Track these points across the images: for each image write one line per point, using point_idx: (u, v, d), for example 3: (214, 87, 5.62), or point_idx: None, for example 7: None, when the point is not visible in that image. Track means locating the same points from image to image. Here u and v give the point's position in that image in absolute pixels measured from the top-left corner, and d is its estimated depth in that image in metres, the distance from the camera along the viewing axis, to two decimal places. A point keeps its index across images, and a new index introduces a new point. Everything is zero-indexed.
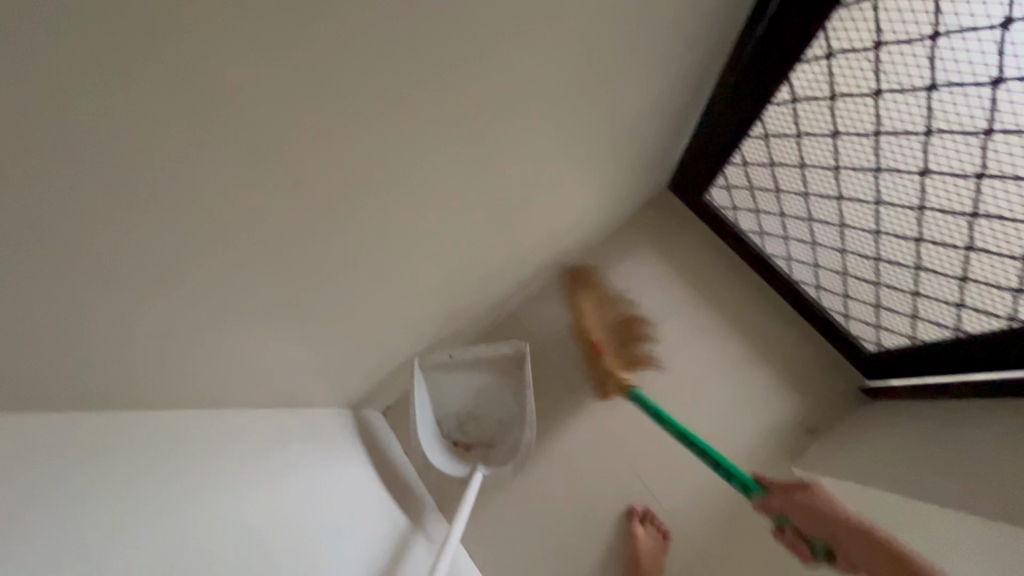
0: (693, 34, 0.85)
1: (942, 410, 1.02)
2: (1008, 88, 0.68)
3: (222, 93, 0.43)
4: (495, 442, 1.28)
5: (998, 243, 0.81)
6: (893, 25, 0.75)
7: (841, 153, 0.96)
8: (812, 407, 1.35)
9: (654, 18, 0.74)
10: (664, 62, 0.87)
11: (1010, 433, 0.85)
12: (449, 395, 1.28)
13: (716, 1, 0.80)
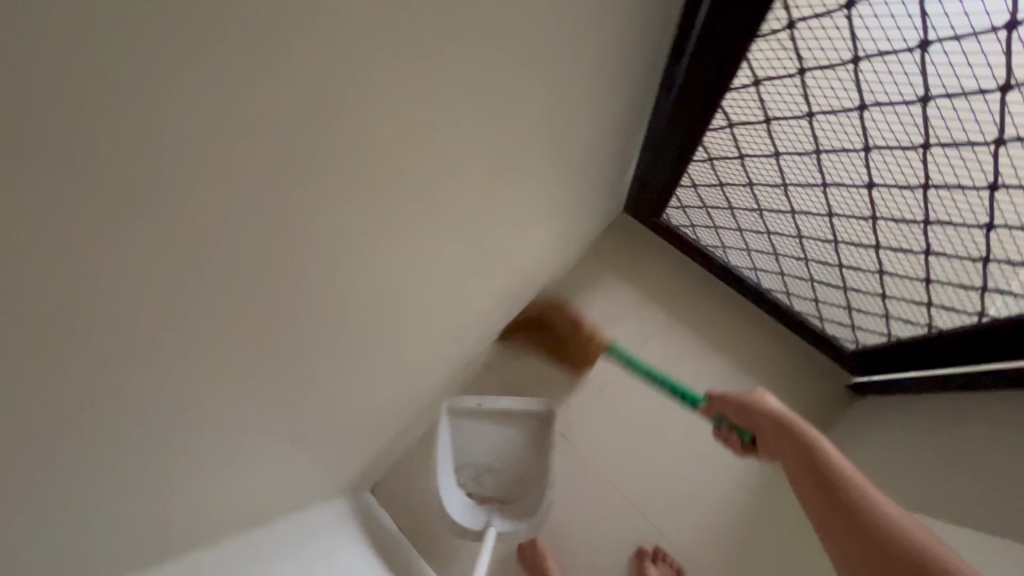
0: (623, 85, 0.88)
1: (931, 405, 1.05)
2: (938, 105, 0.66)
3: (196, 255, 0.40)
4: (511, 497, 1.26)
5: (955, 246, 0.81)
6: (814, 52, 0.73)
7: (787, 172, 0.96)
8: (804, 413, 1.37)
9: (581, 78, 0.77)
10: (601, 114, 0.90)
11: (995, 423, 0.87)
12: (473, 443, 1.27)
13: (639, 56, 0.83)
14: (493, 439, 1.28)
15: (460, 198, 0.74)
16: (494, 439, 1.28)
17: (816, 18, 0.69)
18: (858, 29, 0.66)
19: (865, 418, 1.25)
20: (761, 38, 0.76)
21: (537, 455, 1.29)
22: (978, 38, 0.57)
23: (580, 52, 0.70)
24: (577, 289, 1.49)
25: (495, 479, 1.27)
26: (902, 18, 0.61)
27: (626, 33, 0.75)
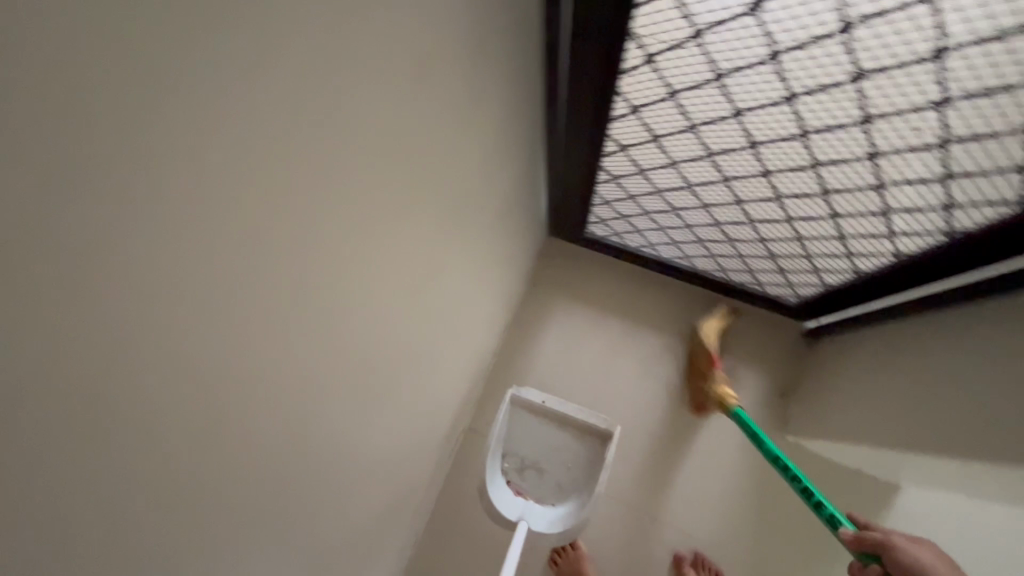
0: (516, 140, 0.87)
1: (881, 335, 1.12)
2: (803, 102, 0.69)
3: None
4: (549, 500, 1.19)
5: (856, 207, 0.86)
6: (678, 78, 0.75)
7: (688, 176, 0.99)
8: (774, 370, 1.43)
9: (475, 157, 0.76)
10: (499, 174, 0.89)
11: (935, 340, 0.94)
12: (530, 434, 1.23)
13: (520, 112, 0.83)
14: (550, 437, 1.23)
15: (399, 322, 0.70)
16: (548, 435, 1.23)
17: (669, 49, 0.70)
18: (711, 52, 0.67)
19: (826, 360, 1.31)
20: (625, 74, 0.77)
21: (584, 463, 1.21)
22: (820, 44, 0.60)
23: (474, 139, 0.70)
24: (535, 320, 1.49)
25: (540, 480, 1.20)
26: (746, 37, 0.63)
27: (505, 101, 0.75)
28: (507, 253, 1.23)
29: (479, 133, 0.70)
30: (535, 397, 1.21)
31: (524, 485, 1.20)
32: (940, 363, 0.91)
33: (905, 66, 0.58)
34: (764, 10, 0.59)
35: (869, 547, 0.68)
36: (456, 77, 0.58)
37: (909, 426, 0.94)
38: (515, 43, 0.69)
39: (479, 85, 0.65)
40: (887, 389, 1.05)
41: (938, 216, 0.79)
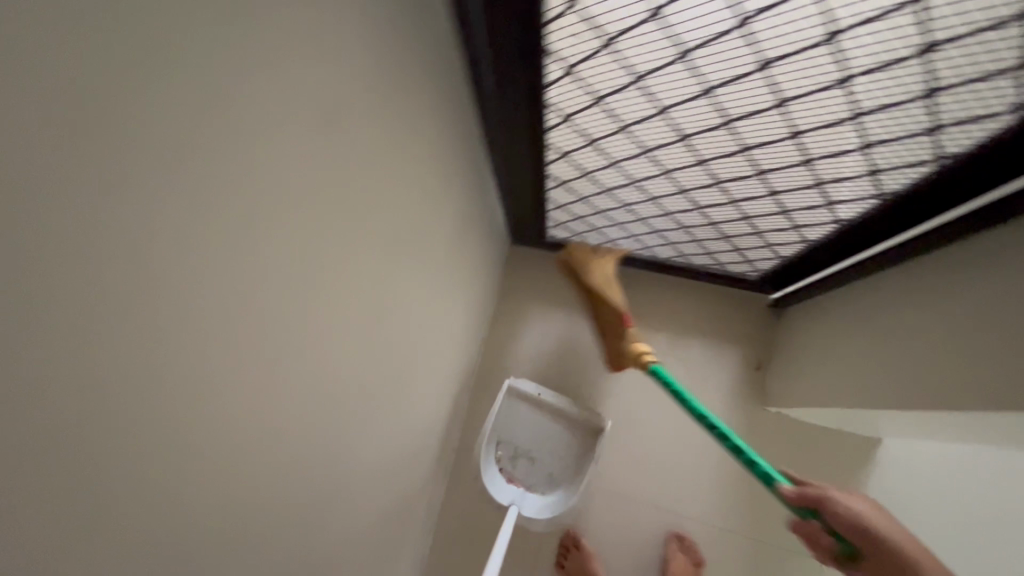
0: (458, 161, 0.89)
1: (839, 298, 1.15)
2: (720, 93, 0.71)
3: None
4: (537, 488, 1.28)
5: (792, 183, 0.89)
6: (600, 84, 0.76)
7: (631, 173, 1.01)
8: (747, 345, 1.46)
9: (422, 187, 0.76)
10: (449, 197, 0.90)
11: (886, 298, 0.97)
12: (524, 426, 1.31)
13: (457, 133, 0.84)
14: (544, 429, 1.31)
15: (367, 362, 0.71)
16: (540, 427, 1.31)
17: (585, 58, 0.71)
18: (624, 58, 0.69)
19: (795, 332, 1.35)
20: (550, 86, 0.79)
21: (574, 455, 1.29)
22: (724, 38, 0.62)
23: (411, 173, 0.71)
24: (510, 329, 1.51)
25: (531, 469, 1.29)
26: (653, 40, 0.65)
27: (438, 128, 0.76)
28: (470, 270, 1.25)
29: (415, 167, 0.71)
30: (533, 390, 1.31)
31: (516, 473, 1.28)
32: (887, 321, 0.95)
33: (803, 51, 0.60)
34: (664, 13, 0.61)
35: (811, 504, 0.73)
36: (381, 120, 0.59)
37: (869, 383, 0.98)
38: (438, 76, 0.70)
39: (409, 123, 0.66)
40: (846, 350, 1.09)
41: (868, 181, 0.82)
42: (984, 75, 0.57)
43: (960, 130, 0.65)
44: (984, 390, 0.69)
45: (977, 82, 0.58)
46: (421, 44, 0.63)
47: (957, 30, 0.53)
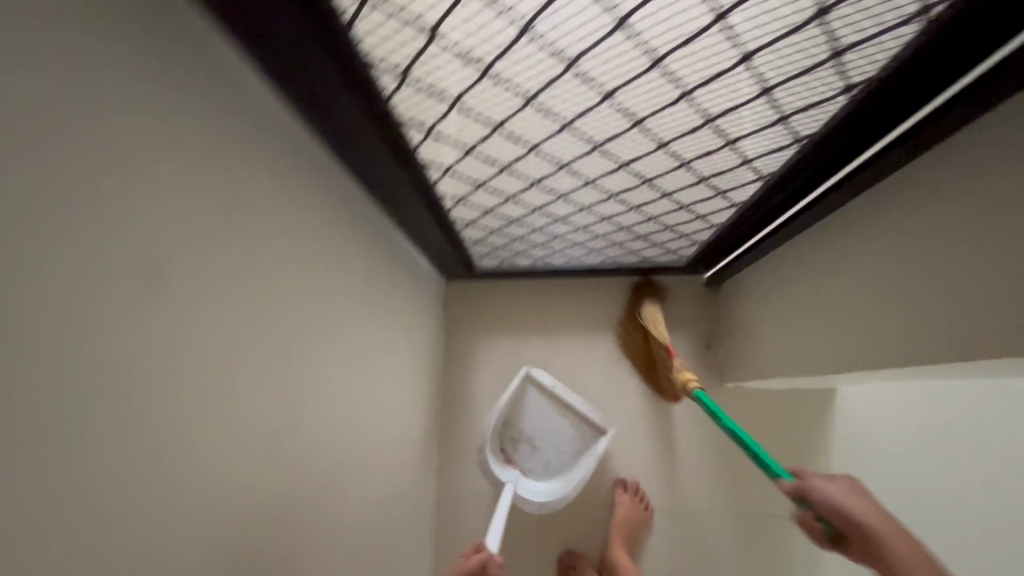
0: (354, 236, 0.86)
1: (763, 271, 1.16)
2: (579, 125, 0.71)
3: None
4: (531, 472, 1.33)
5: (679, 181, 0.91)
6: (465, 138, 0.76)
7: (530, 201, 1.01)
8: (696, 327, 1.45)
9: (317, 280, 0.74)
10: (353, 273, 0.88)
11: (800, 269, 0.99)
12: (534, 413, 1.34)
13: (344, 211, 0.81)
14: (551, 420, 1.34)
15: (290, 478, 0.68)
16: (545, 419, 1.34)
17: (439, 119, 0.71)
18: (477, 113, 0.69)
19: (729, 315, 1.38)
20: (418, 148, 0.78)
21: (573, 450, 1.34)
22: (561, 81, 0.62)
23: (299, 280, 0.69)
24: (463, 369, 1.50)
25: (530, 455, 1.33)
26: (498, 95, 0.65)
27: (320, 216, 0.73)
28: (406, 328, 1.24)
29: (302, 271, 0.70)
30: (549, 383, 1.31)
31: (515, 455, 1.33)
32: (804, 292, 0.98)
33: (637, 78, 0.61)
34: (494, 72, 0.60)
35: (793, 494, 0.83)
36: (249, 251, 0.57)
37: (797, 355, 1.02)
38: (299, 168, 0.67)
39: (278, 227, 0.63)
40: (776, 322, 1.11)
41: (745, 167, 0.85)
42: (806, 68, 0.60)
43: (806, 113, 0.69)
44: (883, 355, 0.74)
45: (805, 73, 0.61)
46: (273, 155, 0.61)
47: (768, 37, 0.55)
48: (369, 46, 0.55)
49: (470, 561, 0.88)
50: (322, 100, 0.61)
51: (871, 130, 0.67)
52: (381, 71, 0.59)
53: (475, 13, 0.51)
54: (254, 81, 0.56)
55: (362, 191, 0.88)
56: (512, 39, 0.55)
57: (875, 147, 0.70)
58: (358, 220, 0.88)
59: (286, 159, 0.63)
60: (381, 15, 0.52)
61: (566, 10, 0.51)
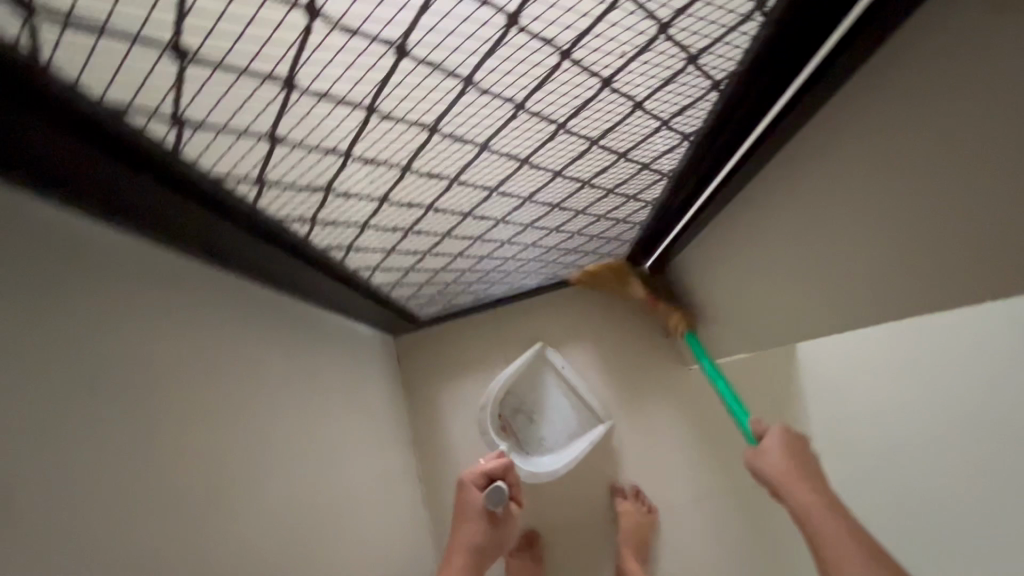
0: (259, 340, 0.80)
1: (695, 253, 1.15)
2: (466, 176, 0.68)
3: None
4: (524, 446, 1.31)
5: (589, 196, 0.90)
6: (356, 216, 0.71)
7: (448, 250, 0.98)
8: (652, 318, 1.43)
9: (213, 405, 0.66)
10: (272, 377, 0.81)
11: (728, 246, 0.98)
12: (540, 390, 1.33)
13: (236, 320, 0.75)
14: (555, 401, 1.33)
15: None
16: (547, 396, 1.33)
17: (319, 209, 0.66)
18: (356, 194, 0.65)
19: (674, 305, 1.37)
20: (308, 238, 0.73)
21: (571, 434, 1.32)
22: (430, 145, 0.58)
23: (198, 421, 0.63)
24: (435, 421, 1.45)
25: (528, 428, 1.31)
26: (371, 173, 0.61)
27: (201, 337, 0.66)
28: (363, 403, 1.18)
29: (189, 406, 0.62)
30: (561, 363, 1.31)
31: (514, 426, 1.30)
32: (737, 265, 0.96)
33: (508, 124, 0.59)
34: (356, 155, 0.56)
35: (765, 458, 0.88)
36: (108, 419, 0.51)
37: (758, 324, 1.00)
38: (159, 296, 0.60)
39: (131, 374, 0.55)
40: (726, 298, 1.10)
41: (645, 170, 0.86)
42: (668, 77, 0.60)
43: (683, 112, 0.70)
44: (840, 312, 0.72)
45: (669, 81, 0.61)
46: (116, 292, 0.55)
47: (622, 60, 0.54)
48: (206, 167, 0.49)
49: (490, 464, 1.00)
50: (175, 225, 0.55)
51: (744, 120, 0.66)
52: (235, 184, 0.54)
53: (311, 109, 0.47)
54: (81, 230, 0.51)
55: (258, 291, 0.82)
56: (361, 122, 0.50)
57: (753, 136, 0.69)
58: (261, 325, 0.81)
59: (140, 298, 0.58)
60: (207, 136, 0.46)
61: (407, 85, 0.47)
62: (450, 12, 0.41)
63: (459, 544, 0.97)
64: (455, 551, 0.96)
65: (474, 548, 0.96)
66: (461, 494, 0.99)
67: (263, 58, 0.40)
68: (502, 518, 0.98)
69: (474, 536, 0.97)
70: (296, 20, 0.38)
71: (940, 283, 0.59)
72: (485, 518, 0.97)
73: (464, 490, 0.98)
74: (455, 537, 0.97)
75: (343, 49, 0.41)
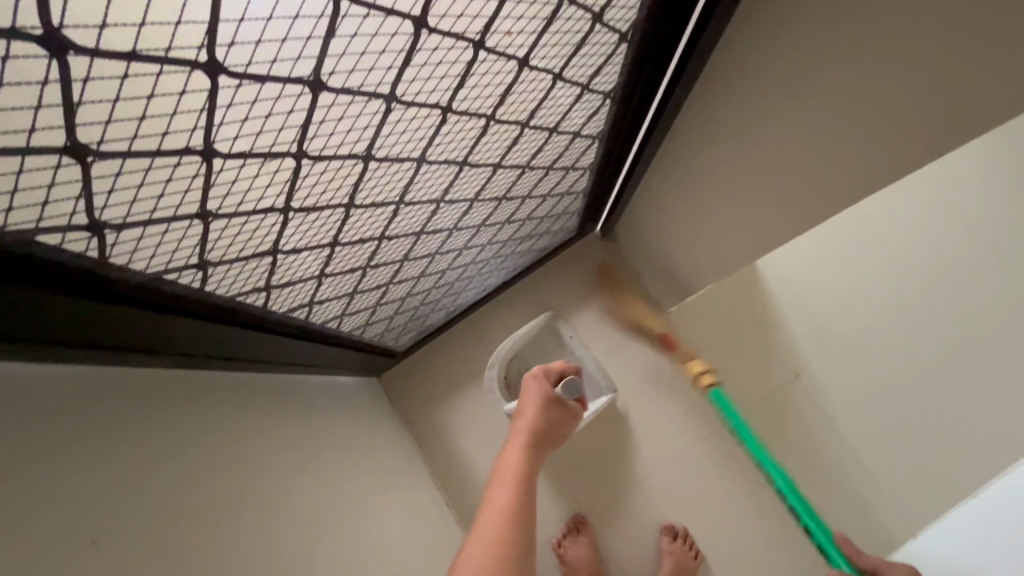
0: (241, 421, 0.74)
1: (641, 202, 1.16)
2: (409, 195, 0.66)
3: None
4: None
5: (530, 179, 0.89)
6: (311, 268, 0.67)
7: (408, 274, 0.95)
8: (618, 276, 1.43)
9: (212, 500, 0.60)
10: (265, 455, 0.75)
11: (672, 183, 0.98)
12: (549, 355, 1.34)
13: (213, 408, 0.69)
14: None
15: None
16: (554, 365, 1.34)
17: (271, 274, 0.62)
18: (305, 246, 0.61)
19: (636, 260, 1.40)
20: (266, 306, 0.69)
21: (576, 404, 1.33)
22: (369, 172, 0.55)
23: (203, 525, 0.57)
24: (443, 444, 1.41)
25: None
26: (317, 220, 0.57)
27: (179, 435, 0.60)
28: (366, 450, 1.12)
29: (187, 511, 0.56)
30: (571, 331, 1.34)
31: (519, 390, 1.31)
32: (688, 196, 0.97)
33: (441, 130, 0.57)
34: (296, 207, 0.52)
35: None
36: (118, 556, 0.47)
37: (720, 245, 1.01)
38: (120, 406, 0.54)
39: (118, 496, 0.49)
40: (682, 231, 1.10)
41: (577, 137, 0.87)
42: (579, 42, 0.60)
43: (599, 71, 0.71)
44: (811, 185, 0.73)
45: (580, 45, 0.61)
46: (72, 415, 0.48)
47: (533, 37, 0.53)
48: (140, 266, 0.45)
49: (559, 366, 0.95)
50: (121, 337, 0.50)
51: (659, 52, 0.70)
52: (177, 273, 0.49)
53: (239, 172, 0.43)
54: (26, 373, 0.45)
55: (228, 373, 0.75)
56: (293, 171, 0.47)
57: (673, 63, 0.72)
58: (247, 409, 0.76)
59: (120, 423, 0.53)
60: (134, 234, 0.41)
61: (332, 118, 0.45)
62: (358, 31, 0.39)
63: (524, 420, 0.81)
64: (517, 430, 0.79)
65: (542, 425, 0.80)
66: (527, 385, 0.89)
67: (174, 132, 0.36)
68: (569, 409, 0.86)
69: (542, 415, 0.82)
70: (200, 81, 0.35)
71: (877, 147, 0.62)
72: (554, 401, 0.85)
73: (532, 382, 0.89)
74: (518, 419, 0.82)
75: (257, 99, 0.38)
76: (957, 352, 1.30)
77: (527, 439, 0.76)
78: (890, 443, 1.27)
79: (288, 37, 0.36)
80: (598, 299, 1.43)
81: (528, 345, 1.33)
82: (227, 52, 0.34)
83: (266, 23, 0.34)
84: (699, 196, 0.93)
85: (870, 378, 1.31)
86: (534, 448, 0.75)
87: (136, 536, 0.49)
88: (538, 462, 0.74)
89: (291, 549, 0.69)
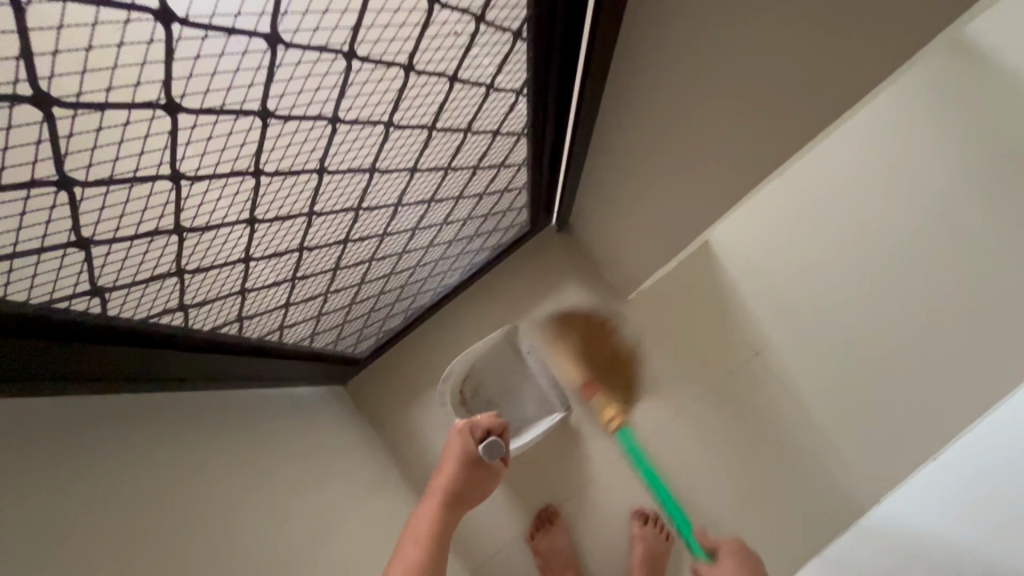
0: (193, 429, 0.74)
1: (585, 192, 1.17)
2: (318, 206, 0.66)
3: None
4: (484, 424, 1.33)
5: (456, 179, 0.89)
6: (227, 284, 0.68)
7: (347, 282, 0.95)
8: (574, 268, 1.44)
9: (159, 502, 0.61)
10: (220, 463, 0.76)
11: (607, 171, 0.99)
12: (506, 366, 1.34)
13: (161, 421, 0.69)
14: (517, 382, 1.35)
15: None
16: (509, 379, 1.34)
17: (182, 293, 0.62)
18: (213, 263, 0.61)
19: (592, 251, 1.40)
20: (189, 326, 0.69)
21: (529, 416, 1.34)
22: (263, 187, 0.56)
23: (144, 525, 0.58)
24: (414, 446, 1.42)
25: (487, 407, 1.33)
26: (217, 238, 0.58)
27: (124, 443, 0.61)
28: (333, 457, 1.13)
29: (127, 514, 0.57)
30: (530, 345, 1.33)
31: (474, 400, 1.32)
32: (623, 182, 0.97)
33: (334, 140, 0.58)
34: (188, 226, 0.53)
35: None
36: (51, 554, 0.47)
37: (663, 230, 1.02)
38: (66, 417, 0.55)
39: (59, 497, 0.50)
40: (625, 220, 1.11)
41: (497, 134, 0.88)
42: (466, 42, 0.61)
43: (500, 69, 0.72)
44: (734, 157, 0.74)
45: (469, 45, 0.62)
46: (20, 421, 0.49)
47: (411, 42, 0.54)
48: (20, 298, 0.44)
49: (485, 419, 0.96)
50: (32, 376, 0.50)
51: (564, 45, 0.71)
52: (67, 301, 0.49)
53: (106, 199, 0.44)
54: None
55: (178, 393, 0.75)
56: (173, 191, 0.48)
57: (581, 55, 0.73)
58: (198, 424, 0.77)
59: (61, 440, 0.53)
60: (3, 268, 0.41)
61: (199, 137, 0.45)
62: (201, 53, 0.40)
63: (442, 480, 0.87)
64: (435, 493, 0.84)
65: (458, 487, 0.86)
66: (450, 441, 0.93)
67: (15, 166, 0.36)
68: (488, 469, 0.91)
69: (460, 475, 0.88)
70: (29, 114, 0.35)
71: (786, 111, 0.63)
72: (474, 462, 0.90)
73: (455, 439, 0.93)
74: (437, 478, 0.88)
75: (103, 126, 0.39)
76: (912, 318, 1.31)
77: (440, 504, 0.82)
78: (849, 413, 1.30)
79: (120, 65, 0.37)
80: (558, 293, 1.44)
81: (485, 361, 1.32)
82: (52, 84, 0.35)
83: (87, 52, 0.35)
84: (636, 181, 0.94)
85: (826, 351, 1.33)
86: (447, 516, 0.80)
87: (73, 542, 0.49)
88: (451, 524, 0.80)
89: (243, 553, 0.69)
